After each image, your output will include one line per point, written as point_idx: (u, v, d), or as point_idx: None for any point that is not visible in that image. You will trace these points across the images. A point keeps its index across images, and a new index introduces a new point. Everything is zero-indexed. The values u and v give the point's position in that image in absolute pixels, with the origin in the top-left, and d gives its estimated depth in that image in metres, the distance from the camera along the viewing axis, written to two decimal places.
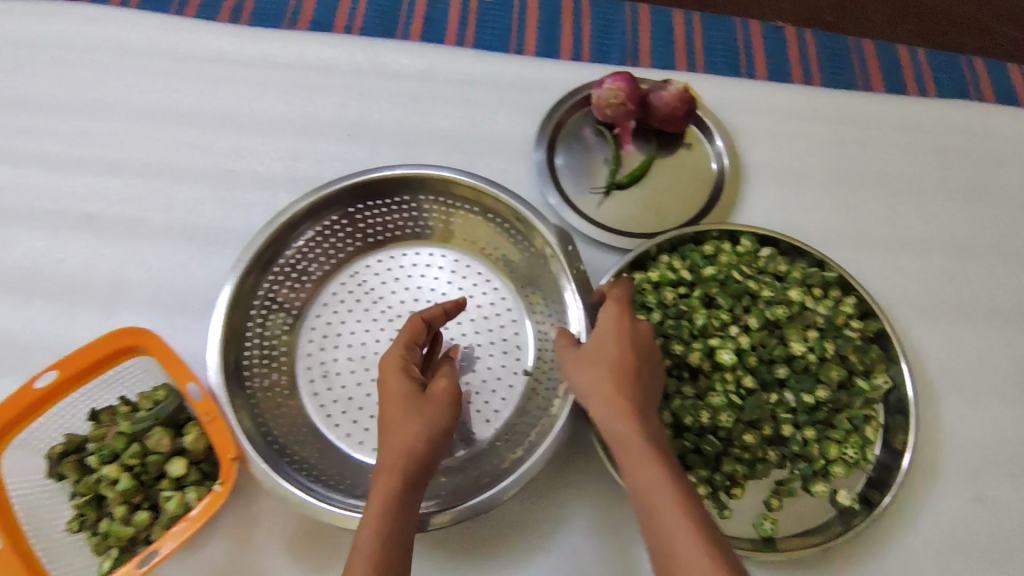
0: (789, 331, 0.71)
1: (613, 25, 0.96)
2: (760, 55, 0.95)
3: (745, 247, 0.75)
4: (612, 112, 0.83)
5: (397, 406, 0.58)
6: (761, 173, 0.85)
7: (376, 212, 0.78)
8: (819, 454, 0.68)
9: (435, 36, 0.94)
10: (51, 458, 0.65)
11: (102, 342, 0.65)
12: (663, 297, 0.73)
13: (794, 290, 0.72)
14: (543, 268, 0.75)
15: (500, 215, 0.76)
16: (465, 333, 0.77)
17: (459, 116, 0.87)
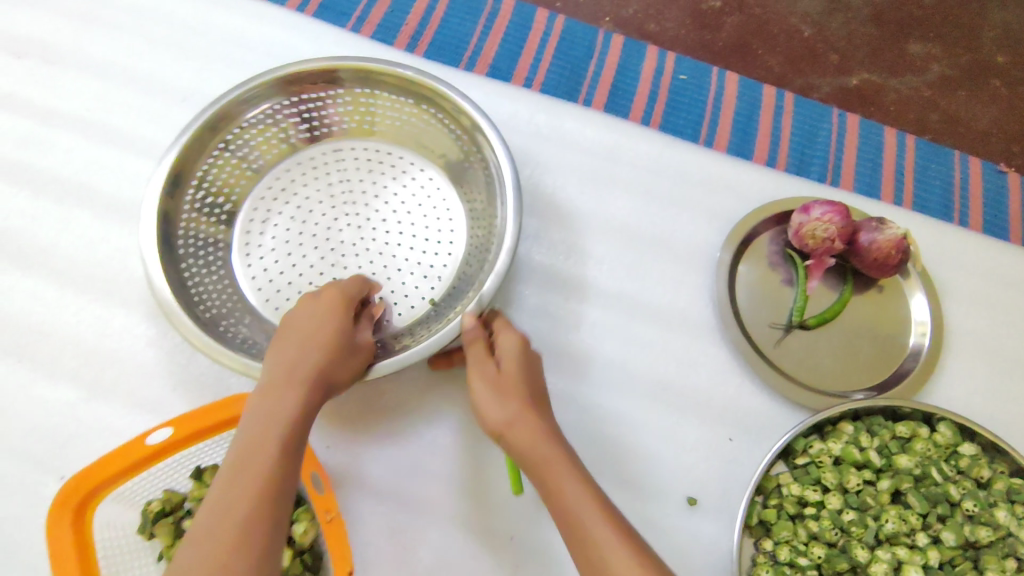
0: (987, 557, 0.61)
1: (816, 133, 0.87)
2: (975, 201, 0.85)
3: (945, 439, 0.64)
4: (815, 245, 0.73)
5: (317, 332, 0.58)
6: (959, 345, 0.77)
7: (342, 98, 0.75)
8: None
9: (621, 107, 0.86)
10: (146, 515, 0.60)
11: (230, 404, 0.59)
12: (844, 481, 0.64)
13: (1002, 511, 0.62)
14: (482, 184, 0.73)
15: (448, 115, 0.73)
16: (404, 234, 0.76)
17: (638, 208, 0.79)
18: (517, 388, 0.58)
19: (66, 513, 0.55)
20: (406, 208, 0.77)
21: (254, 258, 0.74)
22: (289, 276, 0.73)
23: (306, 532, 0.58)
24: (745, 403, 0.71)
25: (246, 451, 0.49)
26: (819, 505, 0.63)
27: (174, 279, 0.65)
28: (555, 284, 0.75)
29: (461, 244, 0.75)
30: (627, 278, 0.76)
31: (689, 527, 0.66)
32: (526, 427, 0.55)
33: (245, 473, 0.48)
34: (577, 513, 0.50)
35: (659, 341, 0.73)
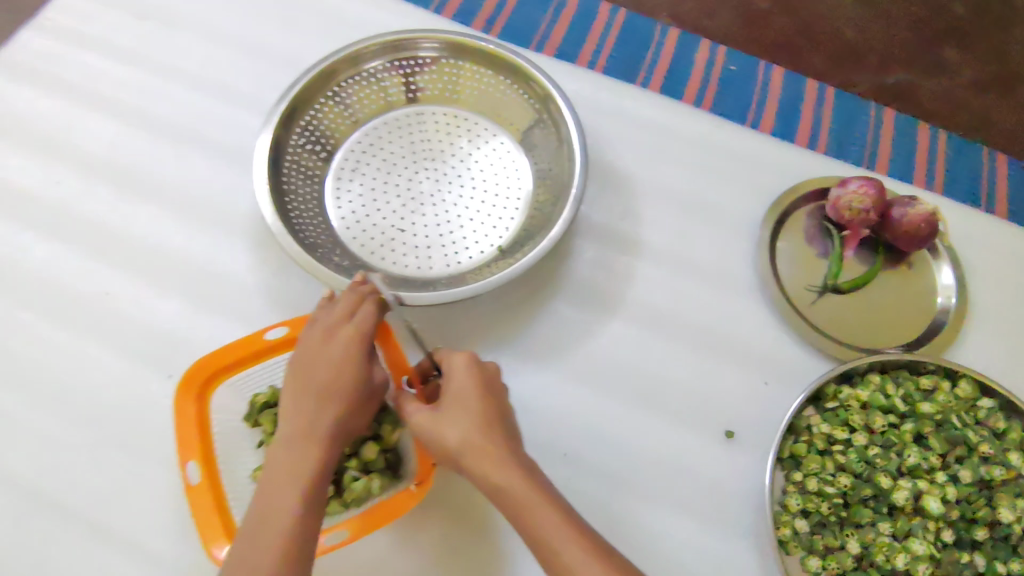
0: (999, 496, 0.67)
1: (855, 123, 0.95)
2: (1002, 191, 0.91)
3: (964, 392, 0.71)
4: (850, 216, 0.80)
5: (329, 381, 0.60)
6: (985, 318, 0.82)
7: (433, 67, 0.86)
8: None
9: (674, 91, 0.95)
10: (253, 405, 0.67)
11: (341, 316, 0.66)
12: (871, 421, 0.70)
13: (1014, 455, 0.68)
14: (552, 147, 0.82)
15: (525, 86, 0.83)
16: (477, 191, 0.84)
17: (688, 178, 0.87)
18: (464, 420, 0.59)
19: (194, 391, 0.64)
20: (480, 169, 0.85)
21: (343, 199, 0.82)
22: (372, 217, 0.82)
23: (393, 433, 0.68)
24: (779, 354, 0.77)
25: (269, 510, 0.55)
26: (847, 444, 0.69)
27: (279, 201, 0.74)
28: (611, 239, 0.83)
29: (527, 200, 0.83)
30: (675, 239, 0.83)
31: (725, 458, 0.73)
32: (478, 461, 0.58)
33: (269, 537, 0.54)
34: (549, 541, 0.54)
35: (703, 295, 0.80)
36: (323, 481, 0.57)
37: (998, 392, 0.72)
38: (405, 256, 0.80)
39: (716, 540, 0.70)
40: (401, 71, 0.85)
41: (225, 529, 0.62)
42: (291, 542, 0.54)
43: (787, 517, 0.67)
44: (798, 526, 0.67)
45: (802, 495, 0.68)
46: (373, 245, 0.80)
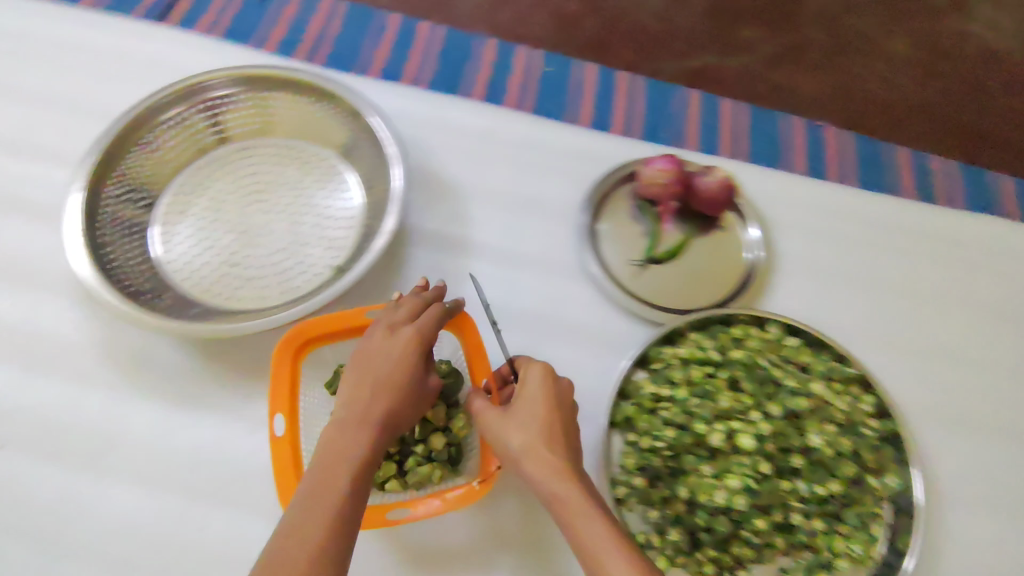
0: (807, 423, 0.73)
1: (666, 106, 1.02)
2: (801, 151, 1.01)
3: (771, 336, 0.79)
4: (658, 190, 0.87)
5: (393, 382, 0.61)
6: (792, 266, 0.90)
7: (245, 102, 0.88)
8: (825, 546, 0.70)
9: (497, 96, 1.00)
10: None
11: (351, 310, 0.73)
12: (690, 375, 0.75)
13: (817, 384, 0.75)
14: (373, 159, 0.85)
15: (337, 105, 0.86)
16: (307, 213, 0.86)
17: (512, 176, 0.92)
18: (546, 429, 0.62)
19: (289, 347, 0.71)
20: (308, 191, 0.87)
21: (172, 242, 0.83)
22: (203, 255, 0.82)
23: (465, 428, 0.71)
24: (608, 328, 0.83)
25: (319, 505, 0.54)
26: (672, 399, 0.75)
27: (93, 254, 0.75)
28: (443, 244, 0.86)
29: (358, 214, 0.86)
30: (504, 235, 0.88)
31: None
32: (537, 466, 0.60)
33: (311, 531, 0.52)
34: (593, 541, 0.55)
35: (534, 284, 0.85)
36: (366, 478, 0.57)
37: (804, 331, 0.80)
38: (240, 288, 0.81)
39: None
40: (214, 111, 0.87)
41: (298, 487, 0.67)
42: (344, 538, 0.53)
43: (625, 477, 0.73)
44: (633, 482, 0.72)
45: (635, 454, 0.73)
46: (207, 282, 0.81)
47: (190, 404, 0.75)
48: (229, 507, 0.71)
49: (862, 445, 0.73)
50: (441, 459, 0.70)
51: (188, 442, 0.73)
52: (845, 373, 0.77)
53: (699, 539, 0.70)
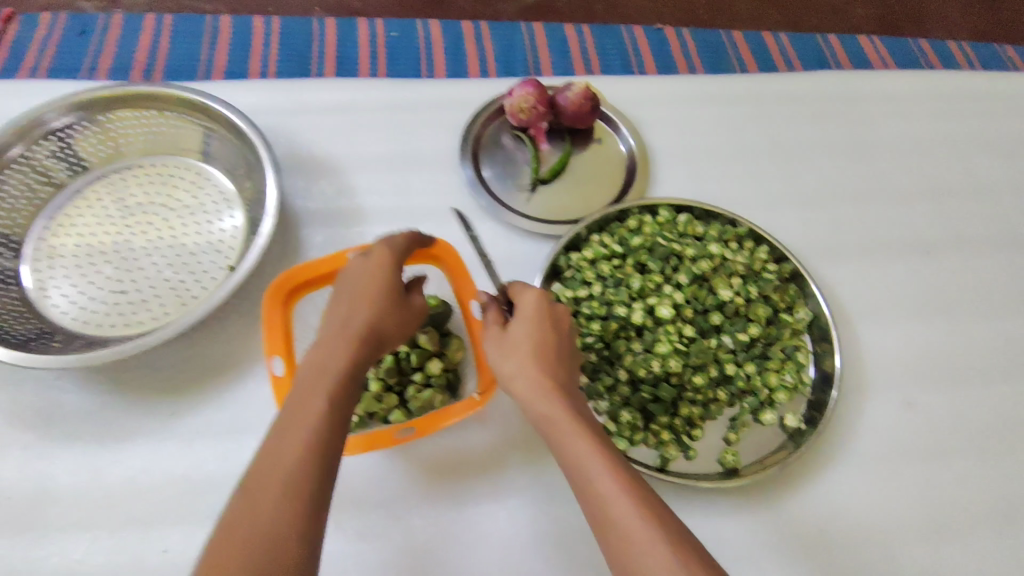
0: (715, 281, 0.78)
1: (513, 43, 1.05)
2: (647, 55, 1.06)
3: (665, 217, 0.83)
4: (525, 116, 0.90)
5: (377, 300, 0.60)
6: (666, 156, 0.95)
7: (89, 129, 0.84)
8: (762, 385, 0.75)
9: (349, 71, 1.00)
10: None
11: (324, 260, 0.71)
12: (600, 271, 0.79)
13: (714, 247, 0.80)
14: (241, 153, 0.84)
15: (189, 110, 0.84)
16: (187, 223, 0.83)
17: (387, 139, 0.92)
18: (524, 347, 0.60)
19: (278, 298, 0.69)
20: (182, 203, 0.85)
21: (50, 288, 0.78)
22: (88, 292, 0.78)
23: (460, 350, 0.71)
24: (516, 253, 0.86)
25: (298, 420, 0.52)
26: (590, 297, 0.78)
27: None
28: (333, 218, 0.86)
29: (241, 212, 0.84)
30: (395, 194, 0.88)
31: None
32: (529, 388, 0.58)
33: (287, 448, 0.50)
34: (580, 461, 0.54)
35: (436, 232, 0.86)
36: (349, 392, 0.55)
37: (691, 206, 0.84)
38: (138, 313, 0.77)
39: (521, 427, 0.74)
40: (58, 145, 0.82)
41: None
42: (316, 450, 0.51)
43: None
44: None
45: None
46: (99, 317, 0.77)
47: (112, 440, 0.71)
48: (184, 527, 0.67)
49: (768, 287, 0.79)
50: (440, 385, 0.70)
51: (120, 478, 0.69)
52: (738, 232, 0.83)
53: (652, 412, 0.72)
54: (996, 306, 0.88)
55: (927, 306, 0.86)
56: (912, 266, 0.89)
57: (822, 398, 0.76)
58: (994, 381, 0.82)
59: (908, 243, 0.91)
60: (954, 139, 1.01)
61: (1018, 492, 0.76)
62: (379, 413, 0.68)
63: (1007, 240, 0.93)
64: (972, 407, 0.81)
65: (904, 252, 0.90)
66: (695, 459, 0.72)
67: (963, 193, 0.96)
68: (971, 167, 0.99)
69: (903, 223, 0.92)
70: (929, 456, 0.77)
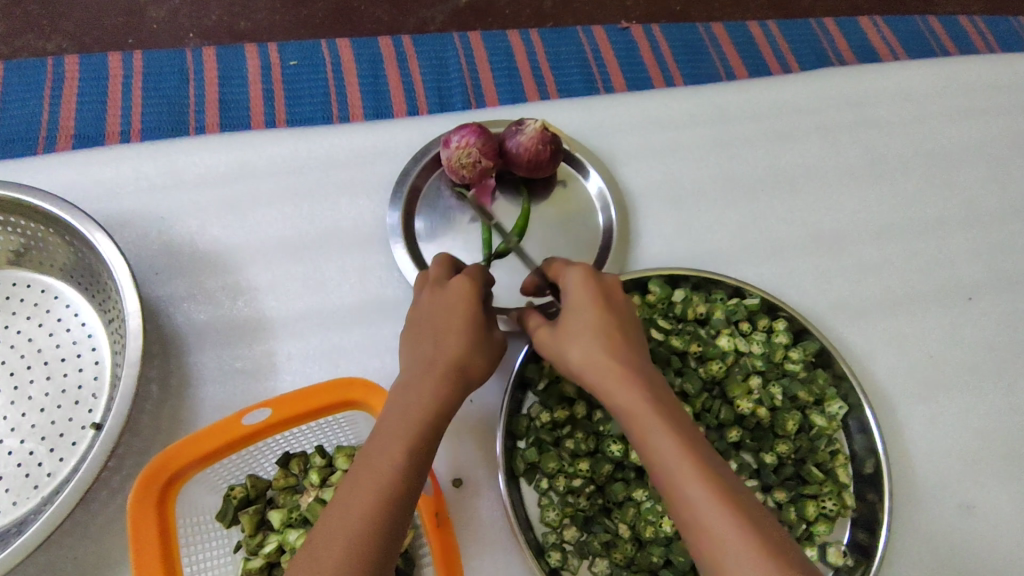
0: (730, 387, 0.63)
1: (445, 62, 0.83)
2: (613, 66, 0.85)
3: (656, 295, 0.63)
4: (469, 174, 0.69)
5: (443, 315, 0.51)
6: (648, 200, 0.76)
7: None
8: (797, 518, 0.60)
9: (238, 118, 0.77)
10: (231, 501, 0.56)
11: (208, 433, 0.52)
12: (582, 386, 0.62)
13: (723, 338, 0.64)
14: (93, 266, 0.63)
15: (12, 215, 0.62)
16: (32, 366, 0.63)
17: (292, 215, 0.71)
18: (587, 327, 0.49)
19: (150, 495, 0.51)
20: (26, 335, 0.64)
21: None
22: None
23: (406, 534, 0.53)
24: None
25: (374, 462, 0.43)
26: (573, 423, 0.63)
27: None
28: (229, 335, 0.66)
29: (103, 344, 0.64)
30: (308, 293, 0.68)
31: (463, 511, 0.61)
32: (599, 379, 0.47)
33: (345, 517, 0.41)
34: (668, 468, 0.41)
35: (366, 339, 0.67)
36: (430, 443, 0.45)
37: (687, 275, 0.64)
38: None
39: None
40: None
41: None
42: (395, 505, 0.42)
43: (554, 537, 0.59)
44: (565, 538, 0.60)
45: (557, 503, 0.60)
46: None
47: None
48: None
49: (796, 385, 0.63)
50: None
51: None
52: (748, 306, 0.65)
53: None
54: None
55: (973, 374, 0.71)
56: (952, 321, 0.74)
57: (876, 512, 0.59)
58: None
59: (946, 291, 0.75)
60: (986, 143, 0.84)
61: None
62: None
63: None
64: None
65: (943, 304, 0.74)
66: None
67: (1002, 217, 0.80)
68: (1011, 178, 0.82)
69: (938, 263, 0.76)
70: (993, 572, 0.63)
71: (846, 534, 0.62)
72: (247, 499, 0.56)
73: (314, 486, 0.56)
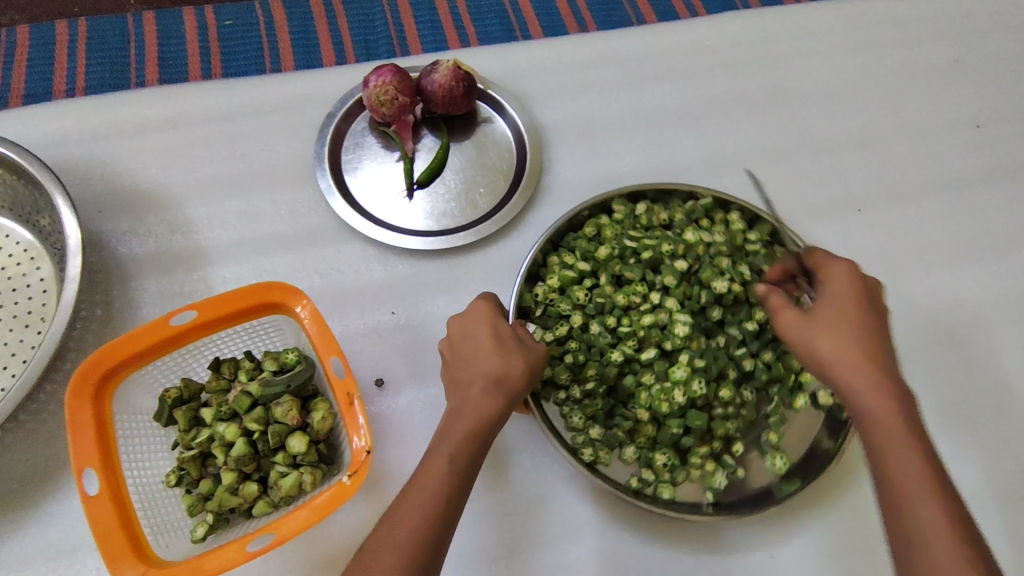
0: (705, 274, 0.66)
1: (372, 17, 0.89)
2: (530, 15, 0.91)
3: (621, 213, 0.70)
4: (388, 111, 0.75)
5: (475, 340, 0.57)
6: (561, 133, 0.82)
7: None
8: (787, 370, 0.66)
9: (177, 74, 0.83)
10: (164, 402, 0.60)
11: (139, 333, 0.57)
12: (576, 300, 0.66)
13: (691, 231, 0.68)
14: (36, 201, 0.68)
15: None
16: None
17: (227, 157, 0.77)
18: (846, 325, 0.52)
19: (88, 387, 0.56)
20: None
21: None
22: None
23: (327, 420, 0.58)
24: (396, 275, 0.72)
25: (425, 472, 0.50)
26: (572, 333, 0.66)
27: None
28: (167, 265, 0.71)
29: (49, 275, 0.69)
30: (242, 224, 0.73)
31: (385, 408, 0.66)
32: (857, 379, 0.50)
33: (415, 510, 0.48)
34: (905, 478, 0.46)
35: (296, 264, 0.72)
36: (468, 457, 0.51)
37: (643, 190, 0.70)
38: None
39: None
40: None
41: (134, 549, 0.53)
42: (443, 509, 0.49)
43: (583, 437, 0.64)
44: (593, 435, 0.64)
45: (576, 406, 0.64)
46: None
47: None
48: None
49: (759, 262, 0.68)
50: (309, 464, 0.58)
51: None
52: (701, 206, 0.70)
53: (686, 443, 0.64)
54: (936, 261, 0.80)
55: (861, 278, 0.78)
56: (844, 231, 0.80)
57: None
58: (942, 348, 0.75)
59: (839, 204, 0.81)
60: (882, 71, 0.89)
61: (978, 472, 0.70)
62: (239, 508, 0.58)
63: (944, 183, 0.84)
64: (921, 385, 0.73)
65: (835, 216, 0.80)
66: (744, 475, 0.65)
67: (894, 136, 0.86)
68: (905, 101, 0.88)
69: (832, 180, 0.82)
70: None
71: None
72: (181, 399, 0.61)
73: (243, 383, 0.61)
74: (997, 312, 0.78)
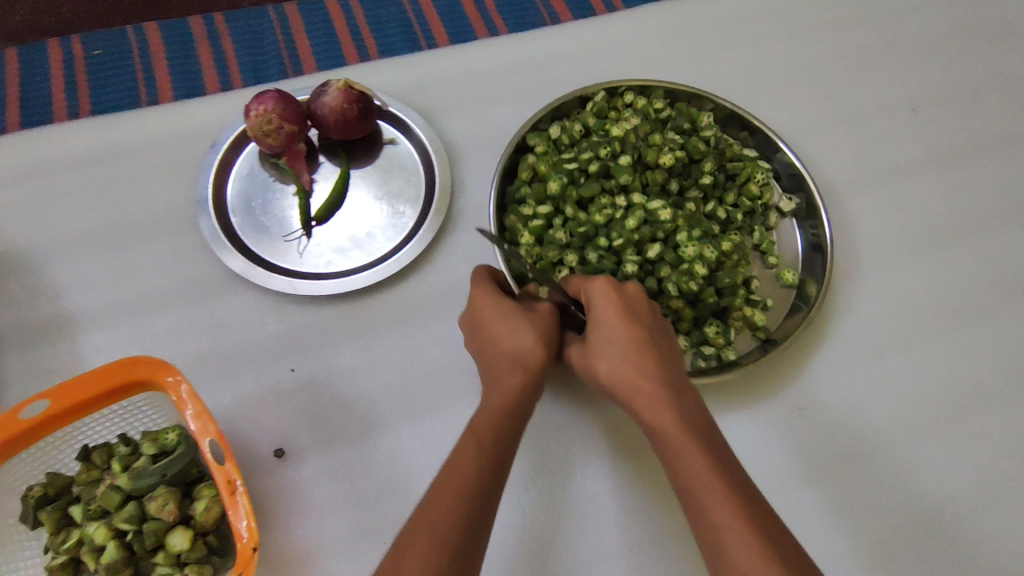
0: (647, 159, 0.66)
1: (260, 35, 0.81)
2: (434, 22, 0.83)
3: (545, 145, 0.68)
4: (275, 141, 0.67)
5: (488, 319, 0.56)
6: (473, 151, 0.75)
7: None
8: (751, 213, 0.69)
9: (37, 114, 0.72)
10: (27, 504, 0.52)
11: None
12: (562, 239, 0.65)
13: (612, 126, 0.68)
14: None
15: None
16: None
17: (97, 206, 0.68)
18: (613, 339, 0.51)
19: None
20: None
21: None
22: None
23: (211, 510, 0.51)
24: (294, 325, 0.65)
25: (459, 460, 0.47)
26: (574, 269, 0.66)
27: None
28: (31, 337, 0.63)
29: None
30: (117, 282, 0.66)
31: (286, 480, 0.60)
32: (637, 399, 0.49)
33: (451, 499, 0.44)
34: (696, 483, 0.44)
35: (180, 323, 0.64)
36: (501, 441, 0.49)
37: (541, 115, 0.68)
38: None
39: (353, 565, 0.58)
40: None
41: None
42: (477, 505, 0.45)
43: None
44: None
45: None
46: None
47: None
48: None
49: (680, 125, 0.69)
50: (193, 562, 0.51)
51: None
52: (599, 103, 0.69)
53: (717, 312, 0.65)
54: (880, 259, 0.75)
55: None
56: None
57: (810, 201, 0.68)
58: (889, 354, 0.71)
59: None
60: (812, 58, 0.84)
61: (935, 485, 0.66)
62: None
63: (883, 174, 0.79)
64: (871, 394, 0.69)
65: None
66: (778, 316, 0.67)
67: (828, 128, 0.81)
68: (837, 90, 0.83)
69: None
70: (830, 469, 0.65)
71: (798, 252, 0.70)
72: (47, 498, 0.53)
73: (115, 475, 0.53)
74: (946, 309, 0.73)
